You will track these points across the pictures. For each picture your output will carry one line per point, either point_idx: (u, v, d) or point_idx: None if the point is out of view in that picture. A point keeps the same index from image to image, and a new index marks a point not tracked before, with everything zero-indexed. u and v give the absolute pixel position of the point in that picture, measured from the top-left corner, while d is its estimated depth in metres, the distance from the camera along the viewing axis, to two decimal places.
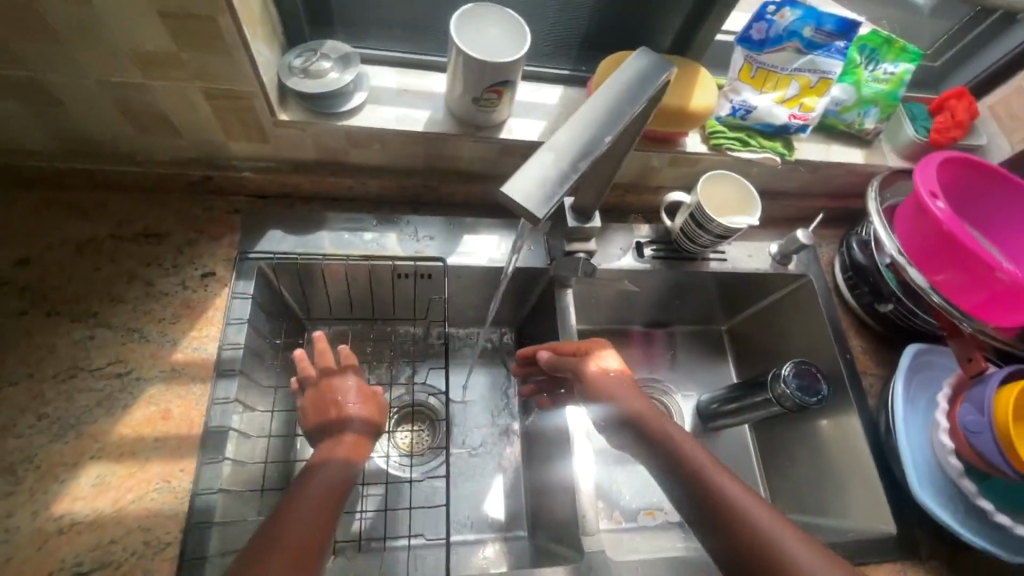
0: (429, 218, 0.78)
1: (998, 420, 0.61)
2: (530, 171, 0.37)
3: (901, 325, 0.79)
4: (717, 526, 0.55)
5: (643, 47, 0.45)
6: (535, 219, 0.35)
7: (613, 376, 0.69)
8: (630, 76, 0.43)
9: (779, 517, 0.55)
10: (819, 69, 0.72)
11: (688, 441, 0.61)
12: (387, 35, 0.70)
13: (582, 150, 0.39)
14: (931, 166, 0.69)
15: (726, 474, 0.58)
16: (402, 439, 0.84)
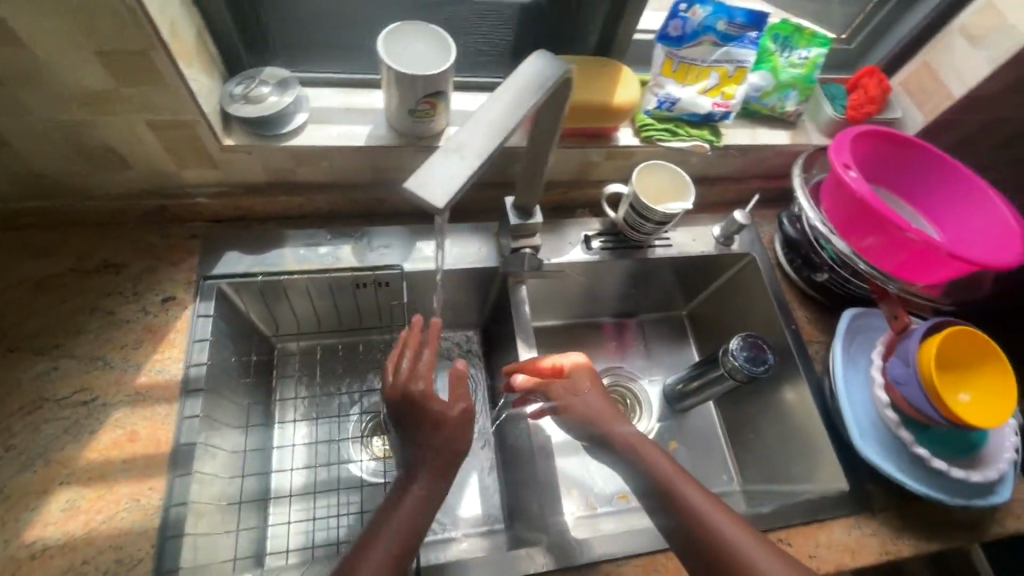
0: (384, 229, 0.81)
1: (923, 370, 0.65)
2: (433, 167, 0.39)
3: (837, 292, 0.84)
4: (685, 534, 0.61)
5: (539, 49, 0.48)
6: (434, 208, 0.38)
7: (585, 392, 0.73)
8: (528, 78, 0.46)
9: (735, 519, 0.61)
10: (735, 59, 0.78)
11: (652, 450, 0.67)
12: (325, 58, 0.74)
13: (490, 147, 0.42)
14: (846, 142, 0.73)
15: (696, 487, 0.63)
16: (378, 446, 0.82)
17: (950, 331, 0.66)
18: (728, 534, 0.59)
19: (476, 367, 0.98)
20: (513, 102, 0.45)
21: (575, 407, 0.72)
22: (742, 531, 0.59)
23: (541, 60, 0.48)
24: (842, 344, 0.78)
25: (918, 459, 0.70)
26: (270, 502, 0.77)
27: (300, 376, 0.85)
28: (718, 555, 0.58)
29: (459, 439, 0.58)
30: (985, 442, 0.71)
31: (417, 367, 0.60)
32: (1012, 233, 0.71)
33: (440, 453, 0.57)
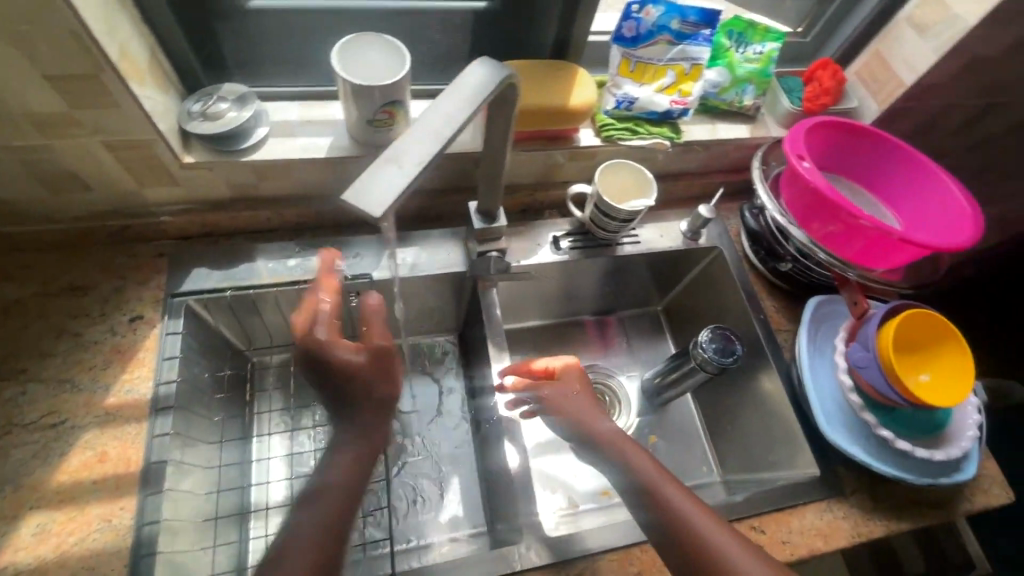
0: (364, 239, 0.82)
1: (882, 352, 0.67)
2: (371, 180, 0.40)
3: (803, 281, 0.85)
4: (667, 533, 0.62)
5: (482, 56, 0.49)
6: (371, 219, 0.38)
7: (574, 396, 0.75)
8: (468, 86, 0.47)
9: (716, 518, 0.62)
10: (690, 57, 0.79)
11: (636, 452, 0.68)
12: (284, 72, 0.74)
13: (427, 152, 0.43)
14: (800, 134, 0.75)
15: (680, 488, 0.65)
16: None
17: (907, 315, 0.68)
18: (708, 533, 0.60)
19: (452, 373, 0.98)
20: (449, 109, 0.45)
21: (568, 407, 0.74)
22: (723, 531, 0.61)
23: (479, 67, 0.48)
24: (807, 332, 0.80)
25: (883, 441, 0.71)
26: (249, 516, 0.77)
27: (276, 390, 0.85)
28: (698, 554, 0.59)
29: (375, 382, 0.64)
30: (950, 422, 0.72)
31: (320, 325, 0.64)
32: (965, 216, 0.73)
33: (360, 401, 0.63)
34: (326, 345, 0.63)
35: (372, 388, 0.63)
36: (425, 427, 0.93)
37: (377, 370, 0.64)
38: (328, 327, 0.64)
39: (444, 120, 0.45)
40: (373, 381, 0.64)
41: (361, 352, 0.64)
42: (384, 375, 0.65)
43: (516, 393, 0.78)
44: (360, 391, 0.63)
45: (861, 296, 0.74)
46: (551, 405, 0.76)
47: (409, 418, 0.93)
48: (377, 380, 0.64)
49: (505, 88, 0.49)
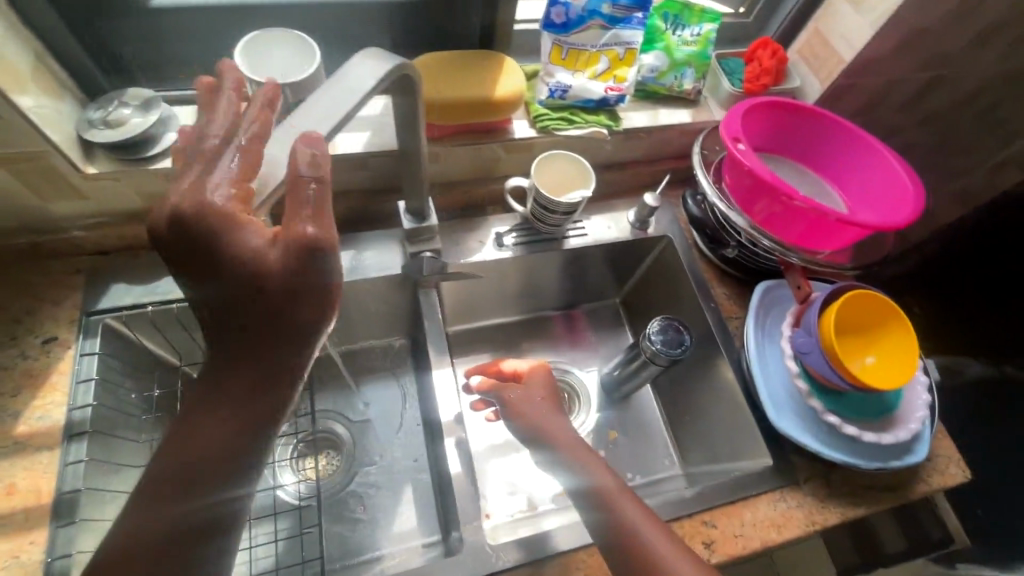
0: None
1: (825, 337, 0.65)
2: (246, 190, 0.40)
3: (751, 266, 0.83)
4: (617, 547, 0.59)
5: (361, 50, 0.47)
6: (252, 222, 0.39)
7: (538, 402, 0.72)
8: (344, 79, 0.45)
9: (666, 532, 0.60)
10: (624, 41, 0.76)
11: (598, 464, 0.65)
12: (196, 74, 0.71)
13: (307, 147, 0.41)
14: (736, 115, 0.73)
15: (631, 498, 0.62)
16: (310, 467, 0.84)
17: (848, 297, 0.66)
18: (651, 540, 0.59)
19: (406, 376, 0.95)
20: (326, 103, 0.43)
21: (528, 410, 0.71)
22: (662, 537, 0.59)
23: (359, 57, 0.46)
24: (755, 318, 0.78)
25: (832, 427, 0.70)
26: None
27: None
28: (641, 561, 0.58)
29: (295, 299, 0.40)
30: (900, 404, 0.71)
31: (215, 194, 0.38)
32: (908, 193, 0.71)
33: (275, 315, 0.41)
34: (223, 225, 0.38)
35: (286, 313, 0.41)
36: (377, 433, 0.90)
37: (298, 283, 0.40)
38: (239, 200, 0.39)
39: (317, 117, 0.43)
40: (286, 293, 0.40)
41: (277, 244, 0.39)
42: (306, 292, 0.40)
43: (481, 393, 0.77)
44: (268, 303, 0.40)
45: (803, 280, 0.73)
46: (514, 409, 0.72)
47: (359, 426, 0.91)
48: (296, 304, 0.40)
49: (391, 78, 0.47)
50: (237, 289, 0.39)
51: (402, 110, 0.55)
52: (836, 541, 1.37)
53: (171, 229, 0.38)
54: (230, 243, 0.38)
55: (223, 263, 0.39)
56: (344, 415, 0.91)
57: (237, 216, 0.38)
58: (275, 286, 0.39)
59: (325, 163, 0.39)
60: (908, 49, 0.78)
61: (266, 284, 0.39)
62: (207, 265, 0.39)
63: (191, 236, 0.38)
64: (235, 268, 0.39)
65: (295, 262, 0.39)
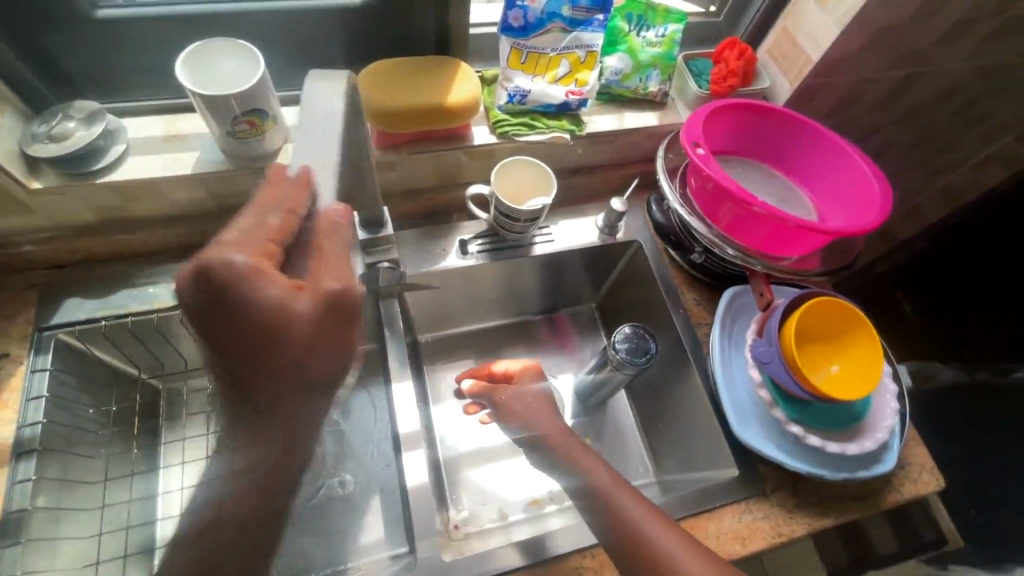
0: None
1: (785, 345, 0.63)
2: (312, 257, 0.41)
3: (720, 272, 0.81)
4: (625, 552, 0.58)
5: (307, 71, 0.45)
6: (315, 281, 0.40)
7: (531, 399, 0.76)
8: (314, 109, 0.43)
9: (672, 529, 0.59)
10: (585, 43, 0.74)
11: (593, 461, 0.66)
12: (146, 86, 0.70)
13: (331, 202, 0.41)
14: (698, 118, 0.71)
15: (638, 499, 0.62)
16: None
17: (810, 305, 0.65)
18: (660, 541, 0.57)
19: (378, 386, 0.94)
20: (318, 136, 0.42)
21: (519, 408, 0.76)
22: (672, 537, 0.58)
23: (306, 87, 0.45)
24: (721, 326, 0.77)
25: (797, 437, 0.68)
26: (155, 553, 0.71)
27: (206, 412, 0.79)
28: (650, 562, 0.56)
29: (318, 349, 0.39)
30: (869, 413, 0.69)
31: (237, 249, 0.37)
32: (874, 195, 0.69)
33: (287, 373, 0.39)
34: (245, 277, 0.36)
35: (310, 365, 0.40)
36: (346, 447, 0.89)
37: (320, 336, 0.39)
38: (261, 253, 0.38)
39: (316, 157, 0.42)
40: (310, 347, 0.39)
41: (305, 295, 0.39)
42: (328, 343, 0.40)
43: (475, 396, 0.84)
44: (292, 357, 0.39)
45: (766, 287, 0.72)
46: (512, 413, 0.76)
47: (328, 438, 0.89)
48: (320, 357, 0.40)
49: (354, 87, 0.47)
50: (259, 345, 0.38)
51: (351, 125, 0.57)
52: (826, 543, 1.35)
53: (196, 281, 0.36)
54: (254, 296, 0.36)
55: (242, 316, 0.37)
56: None
57: (263, 267, 0.37)
58: (304, 341, 0.38)
59: (344, 227, 0.42)
60: (877, 46, 0.76)
61: (293, 340, 0.38)
62: (230, 322, 0.37)
63: (209, 291, 0.36)
64: (258, 323, 0.37)
65: (325, 315, 0.39)
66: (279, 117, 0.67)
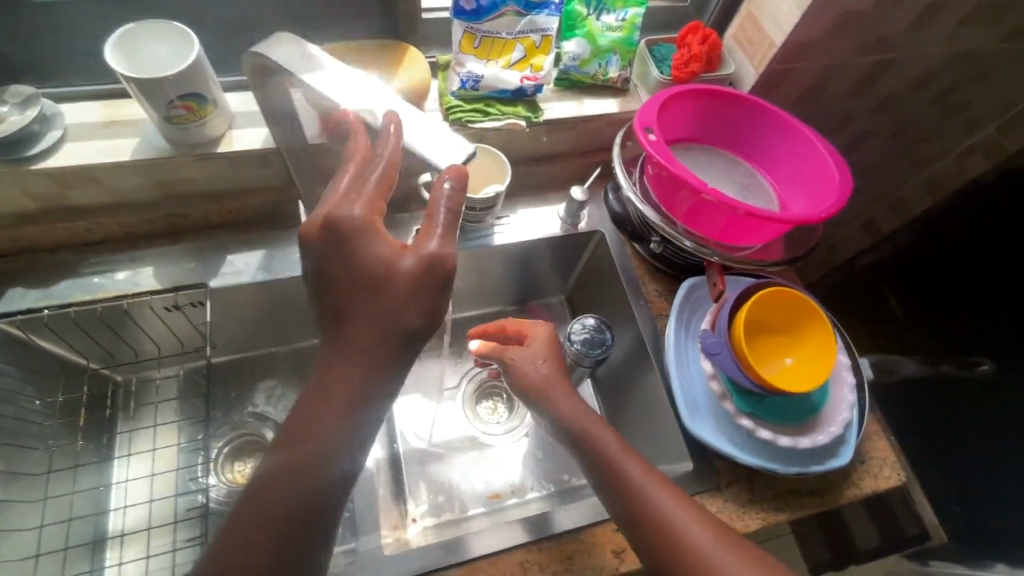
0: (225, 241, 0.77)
1: (734, 335, 0.62)
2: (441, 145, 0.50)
3: (678, 263, 0.80)
4: (641, 531, 0.55)
5: (245, 53, 0.48)
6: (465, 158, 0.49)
7: (545, 367, 0.68)
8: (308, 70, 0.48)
9: (676, 495, 0.57)
10: (540, 28, 0.72)
11: (596, 425, 0.63)
12: (86, 70, 0.69)
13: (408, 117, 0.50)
14: (654, 102, 0.69)
15: (657, 480, 0.58)
16: (237, 472, 0.79)
17: (761, 296, 0.64)
18: (678, 520, 0.55)
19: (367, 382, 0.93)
20: (340, 85, 0.48)
21: (535, 377, 0.67)
22: (675, 502, 0.56)
23: (291, 75, 0.48)
24: (678, 317, 0.75)
25: (749, 431, 0.67)
26: (106, 544, 0.71)
27: (164, 403, 0.79)
28: (666, 545, 0.54)
29: (409, 304, 0.45)
30: (825, 406, 0.67)
31: (357, 203, 0.45)
32: (834, 183, 0.67)
33: (375, 326, 0.45)
34: (363, 230, 0.45)
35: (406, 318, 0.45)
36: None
37: (416, 292, 0.45)
38: (376, 213, 0.46)
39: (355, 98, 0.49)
40: (405, 302, 0.45)
41: (408, 255, 0.45)
42: (424, 302, 0.46)
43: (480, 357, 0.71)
44: (386, 310, 0.45)
45: (720, 277, 0.71)
46: (533, 391, 0.67)
47: None
48: (417, 309, 0.45)
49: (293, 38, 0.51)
50: (364, 293, 0.45)
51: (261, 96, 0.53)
52: (808, 538, 1.33)
53: (322, 232, 0.45)
54: (367, 249, 0.45)
55: (363, 268, 0.45)
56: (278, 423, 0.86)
57: (376, 226, 0.45)
58: (403, 291, 0.45)
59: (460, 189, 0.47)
60: (841, 30, 0.74)
61: (397, 289, 0.45)
62: (345, 270, 0.45)
63: (333, 244, 0.45)
64: (368, 275, 0.45)
65: (428, 270, 0.45)
66: (221, 103, 0.66)
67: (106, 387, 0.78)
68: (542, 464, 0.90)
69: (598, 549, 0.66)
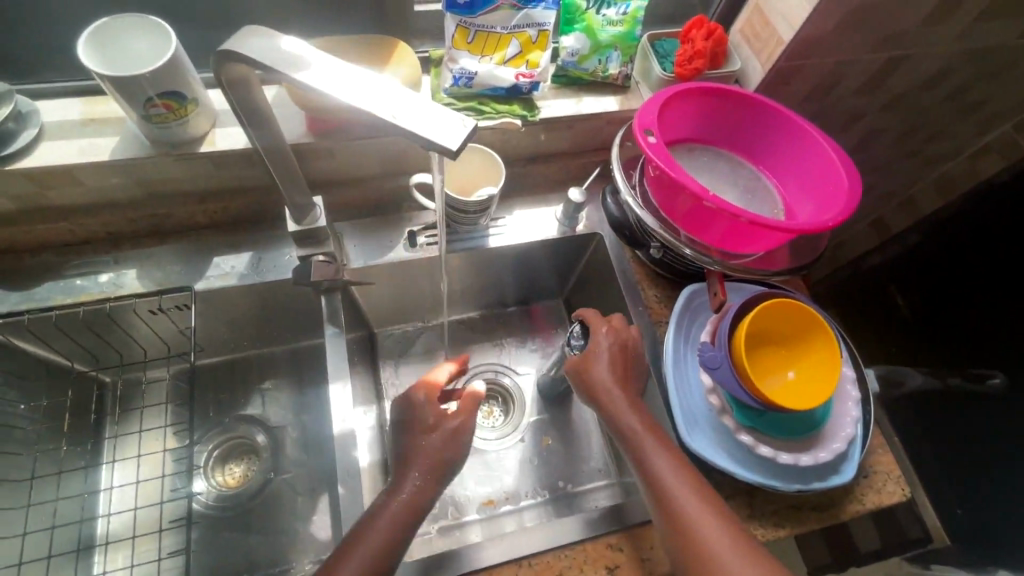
0: (213, 244, 0.76)
1: (735, 348, 0.60)
2: (429, 129, 0.37)
3: (679, 269, 0.77)
4: (664, 529, 0.56)
5: (214, 56, 0.41)
6: (455, 150, 0.37)
7: (599, 354, 0.66)
8: (280, 70, 0.40)
9: (700, 489, 0.57)
10: (536, 22, 0.69)
11: (622, 405, 0.63)
12: (65, 65, 0.67)
13: (404, 98, 0.39)
14: (655, 102, 0.66)
15: (690, 480, 0.57)
16: (228, 474, 0.81)
17: (763, 307, 0.61)
18: (706, 525, 0.54)
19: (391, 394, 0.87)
20: (323, 76, 0.39)
21: (593, 376, 0.65)
22: (696, 496, 0.56)
23: (271, 73, 0.40)
24: (678, 325, 0.73)
25: (748, 446, 0.64)
26: (93, 550, 0.69)
27: (150, 407, 0.77)
28: (688, 548, 0.53)
29: (447, 450, 0.63)
30: (829, 421, 0.65)
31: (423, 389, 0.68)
32: (842, 189, 0.64)
33: (421, 456, 0.62)
34: (424, 403, 0.66)
35: (445, 457, 0.62)
36: (311, 439, 0.84)
37: (448, 442, 0.63)
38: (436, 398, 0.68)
39: (330, 90, 0.39)
40: (442, 445, 0.63)
41: (449, 418, 0.65)
42: (453, 448, 0.63)
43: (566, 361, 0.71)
44: (430, 452, 0.62)
45: (720, 286, 0.69)
46: (592, 394, 0.65)
47: (282, 433, 0.85)
48: (453, 448, 0.63)
49: (264, 30, 0.42)
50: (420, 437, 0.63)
51: (236, 97, 0.46)
52: None
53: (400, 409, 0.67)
54: (424, 413, 0.65)
55: (420, 427, 0.64)
56: (272, 426, 0.85)
57: (432, 400, 0.67)
58: (442, 441, 0.63)
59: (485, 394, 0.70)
60: (852, 26, 0.71)
61: (437, 438, 0.63)
62: (409, 430, 0.65)
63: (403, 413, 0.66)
64: (423, 430, 0.64)
65: (461, 425, 0.65)
66: (203, 100, 0.63)
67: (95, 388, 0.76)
68: (540, 470, 0.87)
69: (591, 564, 0.64)
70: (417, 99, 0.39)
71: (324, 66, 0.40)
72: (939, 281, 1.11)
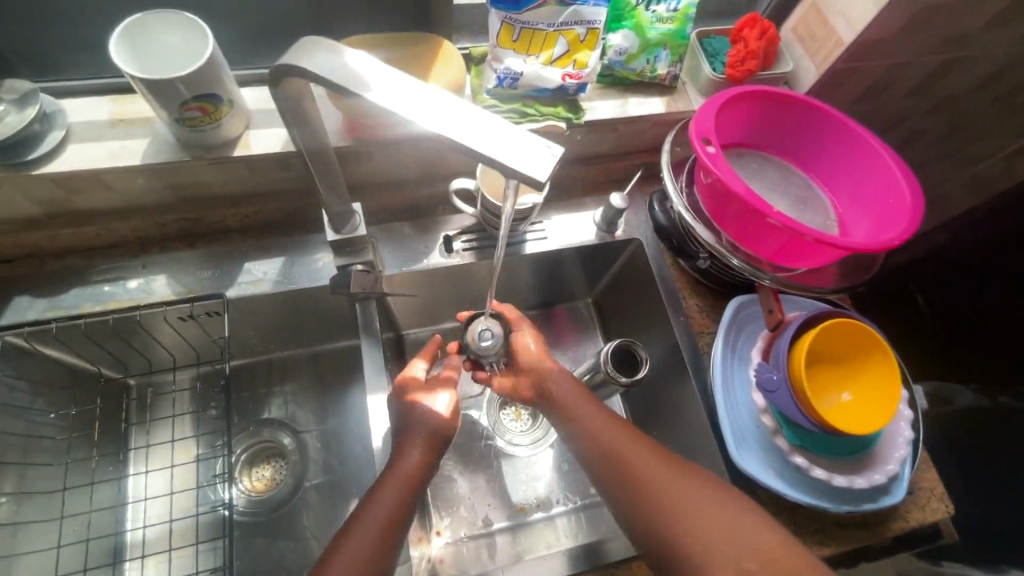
0: (244, 247, 0.73)
1: (794, 372, 0.58)
2: (511, 157, 0.35)
3: (725, 280, 0.75)
4: (661, 546, 0.54)
5: (276, 65, 0.38)
6: (541, 183, 0.35)
7: (530, 353, 0.68)
8: (353, 96, 0.37)
9: (692, 494, 0.55)
10: (585, 20, 0.64)
11: (590, 412, 0.63)
12: (93, 62, 0.63)
13: (475, 111, 0.37)
14: (713, 109, 0.63)
15: (682, 487, 0.56)
16: (256, 478, 0.80)
17: (825, 328, 0.59)
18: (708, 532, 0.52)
19: None
20: (396, 88, 0.37)
21: (521, 359, 0.68)
22: (693, 504, 0.54)
23: (336, 90, 0.37)
24: (726, 339, 0.71)
25: (800, 467, 0.63)
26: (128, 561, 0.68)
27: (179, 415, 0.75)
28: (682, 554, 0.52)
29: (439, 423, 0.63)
30: (882, 442, 0.64)
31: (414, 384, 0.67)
32: (905, 204, 0.61)
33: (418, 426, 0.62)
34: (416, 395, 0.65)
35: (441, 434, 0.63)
36: (337, 446, 0.83)
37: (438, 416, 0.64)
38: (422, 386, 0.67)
39: (411, 113, 0.36)
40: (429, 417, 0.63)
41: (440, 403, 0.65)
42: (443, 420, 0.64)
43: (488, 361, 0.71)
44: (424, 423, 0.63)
45: (776, 302, 0.67)
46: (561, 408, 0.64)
47: (309, 438, 0.83)
48: (443, 420, 0.64)
49: (320, 43, 0.39)
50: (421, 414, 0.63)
51: (288, 106, 0.42)
52: None
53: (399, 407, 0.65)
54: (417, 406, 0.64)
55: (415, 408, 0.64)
56: (300, 431, 0.83)
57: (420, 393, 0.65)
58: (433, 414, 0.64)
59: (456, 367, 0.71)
60: (917, 27, 0.67)
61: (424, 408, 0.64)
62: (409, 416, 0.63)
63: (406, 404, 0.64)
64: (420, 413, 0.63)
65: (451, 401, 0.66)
66: (237, 101, 0.60)
67: (122, 394, 0.75)
68: (569, 477, 0.87)
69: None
70: (491, 118, 0.37)
71: (399, 87, 0.37)
72: (950, 293, 1.07)
